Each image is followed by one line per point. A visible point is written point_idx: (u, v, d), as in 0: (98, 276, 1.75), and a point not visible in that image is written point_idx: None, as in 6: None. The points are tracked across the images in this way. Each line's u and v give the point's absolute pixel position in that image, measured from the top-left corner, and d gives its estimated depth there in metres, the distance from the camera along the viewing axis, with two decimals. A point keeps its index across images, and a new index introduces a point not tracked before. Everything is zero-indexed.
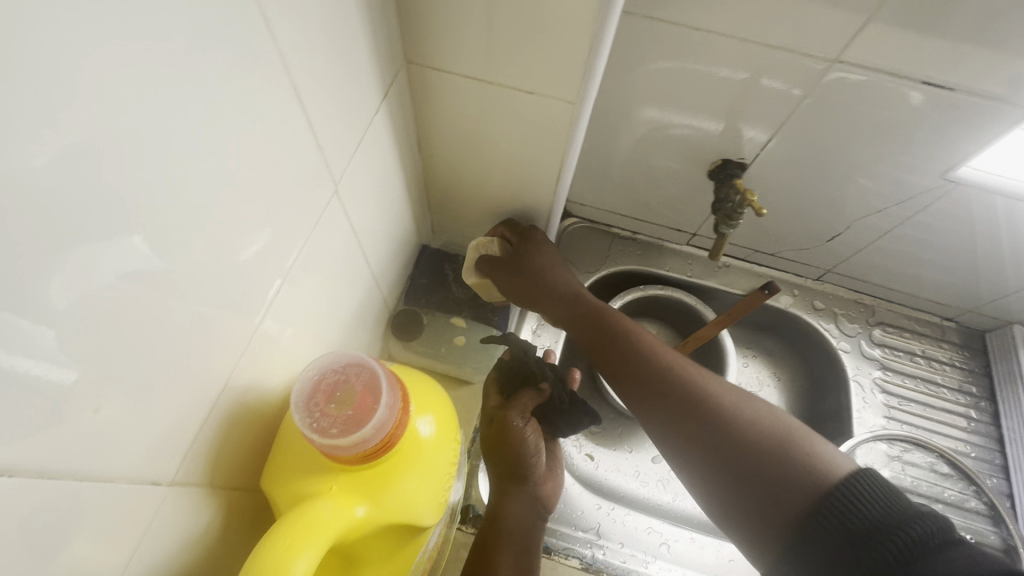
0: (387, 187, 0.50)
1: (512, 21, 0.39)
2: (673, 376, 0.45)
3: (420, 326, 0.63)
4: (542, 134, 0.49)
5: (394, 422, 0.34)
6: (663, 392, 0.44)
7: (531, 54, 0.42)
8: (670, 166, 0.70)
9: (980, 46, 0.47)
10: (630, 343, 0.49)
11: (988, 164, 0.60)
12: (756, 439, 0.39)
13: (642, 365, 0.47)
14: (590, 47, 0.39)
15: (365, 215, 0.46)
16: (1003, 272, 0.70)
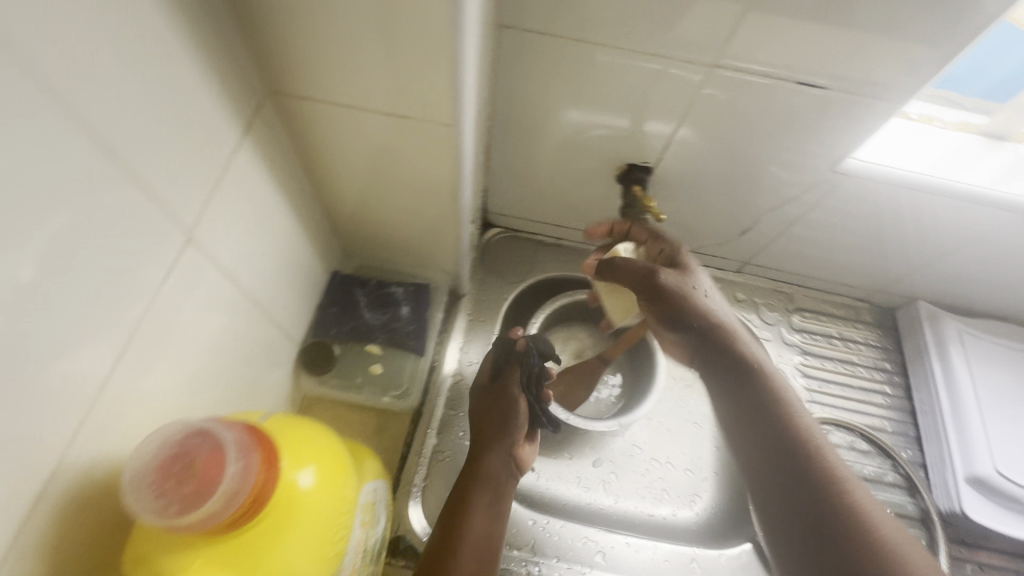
0: (272, 221, 0.48)
1: (367, 44, 0.38)
2: (806, 424, 0.51)
3: (332, 357, 0.60)
4: (429, 158, 0.48)
5: (250, 489, 0.32)
6: (805, 438, 0.50)
7: (394, 77, 0.40)
8: (580, 171, 0.71)
9: (838, 45, 0.50)
10: (775, 388, 0.53)
11: (870, 154, 0.63)
12: (843, 483, 0.47)
13: (784, 406, 0.52)
14: (453, 71, 0.39)
15: (245, 254, 0.44)
16: (899, 253, 0.74)
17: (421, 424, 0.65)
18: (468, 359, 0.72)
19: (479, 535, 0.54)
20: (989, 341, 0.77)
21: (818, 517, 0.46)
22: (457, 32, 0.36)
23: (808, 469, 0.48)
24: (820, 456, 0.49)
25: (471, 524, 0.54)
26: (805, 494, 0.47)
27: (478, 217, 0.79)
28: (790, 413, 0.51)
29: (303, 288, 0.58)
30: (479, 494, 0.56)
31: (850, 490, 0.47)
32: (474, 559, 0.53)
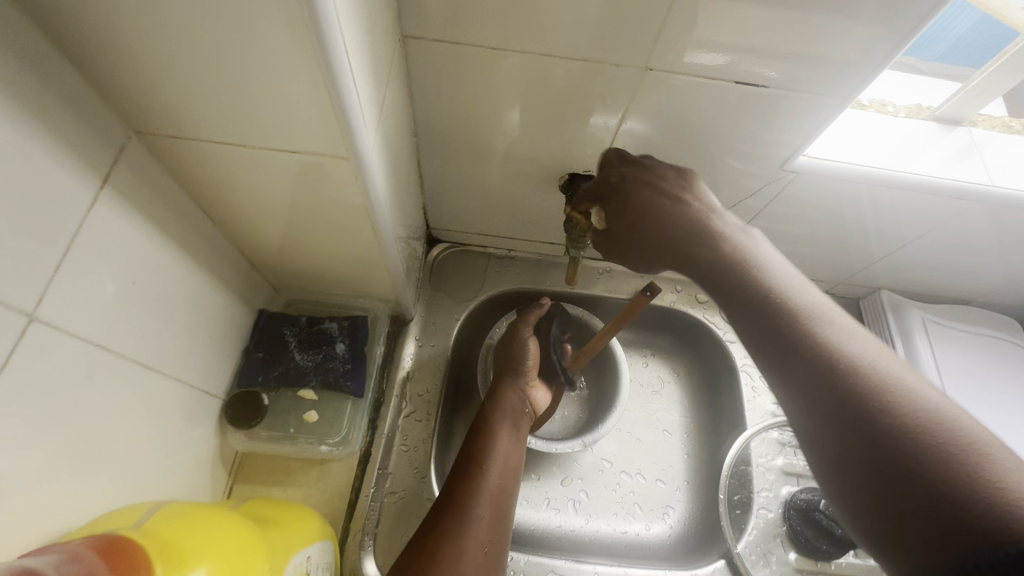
0: (162, 273, 0.43)
1: (229, 75, 0.32)
2: (836, 335, 0.34)
3: (260, 409, 0.55)
4: (336, 191, 0.43)
5: None
6: (829, 345, 0.33)
7: (271, 108, 0.35)
8: (522, 182, 0.67)
9: (779, 42, 0.47)
10: (786, 299, 0.38)
11: (821, 149, 0.60)
12: (889, 385, 0.31)
13: (798, 321, 0.36)
14: (336, 108, 0.34)
15: (126, 317, 0.39)
16: (858, 245, 0.71)
17: (370, 466, 0.62)
18: (418, 389, 0.69)
19: (504, 455, 0.58)
20: (952, 328, 0.76)
21: (847, 428, 0.30)
22: (332, 66, 0.31)
23: (824, 380, 0.32)
24: (835, 358, 0.32)
25: (495, 447, 0.59)
26: (847, 407, 0.30)
27: (421, 234, 0.74)
28: (801, 322, 0.36)
29: (218, 336, 0.53)
30: (500, 422, 0.62)
31: (909, 393, 0.30)
32: (500, 472, 0.57)
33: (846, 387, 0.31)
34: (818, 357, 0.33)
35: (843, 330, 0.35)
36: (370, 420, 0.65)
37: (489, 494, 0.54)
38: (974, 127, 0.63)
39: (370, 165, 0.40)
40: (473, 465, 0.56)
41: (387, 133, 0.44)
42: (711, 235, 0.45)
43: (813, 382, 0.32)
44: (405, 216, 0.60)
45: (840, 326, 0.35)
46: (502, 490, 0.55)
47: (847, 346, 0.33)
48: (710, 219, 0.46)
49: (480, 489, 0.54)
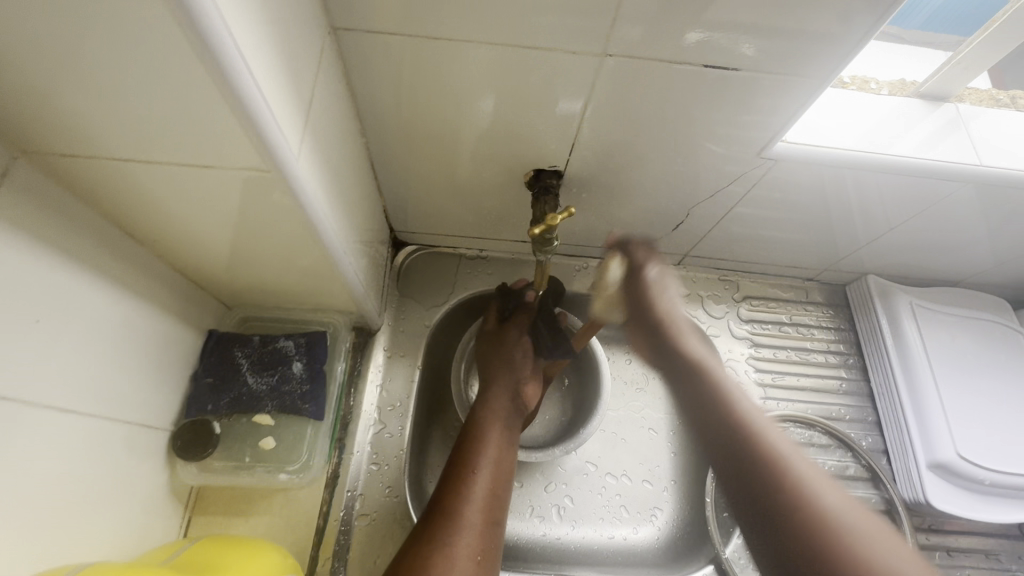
0: (65, 307, 0.38)
1: (106, 85, 0.28)
2: (777, 444, 0.47)
3: (211, 436, 0.52)
4: (264, 205, 0.39)
5: None
6: (774, 461, 0.45)
7: (166, 121, 0.30)
8: (484, 180, 0.62)
9: (746, 20, 0.43)
10: (739, 413, 0.50)
11: (799, 133, 0.56)
12: (743, 434, 0.48)
13: (740, 426, 0.49)
14: (237, 114, 0.29)
15: (17, 360, 0.35)
16: (843, 231, 0.68)
17: (338, 488, 0.59)
18: (389, 402, 0.65)
19: (495, 461, 0.54)
20: (942, 312, 0.73)
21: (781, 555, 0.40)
22: (219, 66, 0.26)
23: (747, 459, 0.46)
24: (800, 491, 0.42)
25: (484, 454, 0.54)
26: (756, 508, 0.43)
27: (384, 239, 0.70)
28: (749, 435, 0.47)
29: (155, 364, 0.49)
30: (491, 422, 0.58)
31: (819, 501, 0.41)
32: (492, 478, 0.53)
33: (802, 516, 0.40)
34: (755, 459, 0.45)
35: (779, 440, 0.47)
36: (337, 440, 0.61)
37: (481, 499, 0.51)
38: (961, 103, 0.59)
39: (296, 174, 0.36)
40: (462, 471, 0.52)
41: (318, 138, 0.40)
42: (675, 337, 0.58)
43: (767, 512, 0.42)
44: (358, 223, 0.56)
45: (776, 436, 0.48)
46: (495, 496, 0.52)
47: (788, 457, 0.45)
48: (683, 331, 0.59)
49: (471, 493, 0.50)
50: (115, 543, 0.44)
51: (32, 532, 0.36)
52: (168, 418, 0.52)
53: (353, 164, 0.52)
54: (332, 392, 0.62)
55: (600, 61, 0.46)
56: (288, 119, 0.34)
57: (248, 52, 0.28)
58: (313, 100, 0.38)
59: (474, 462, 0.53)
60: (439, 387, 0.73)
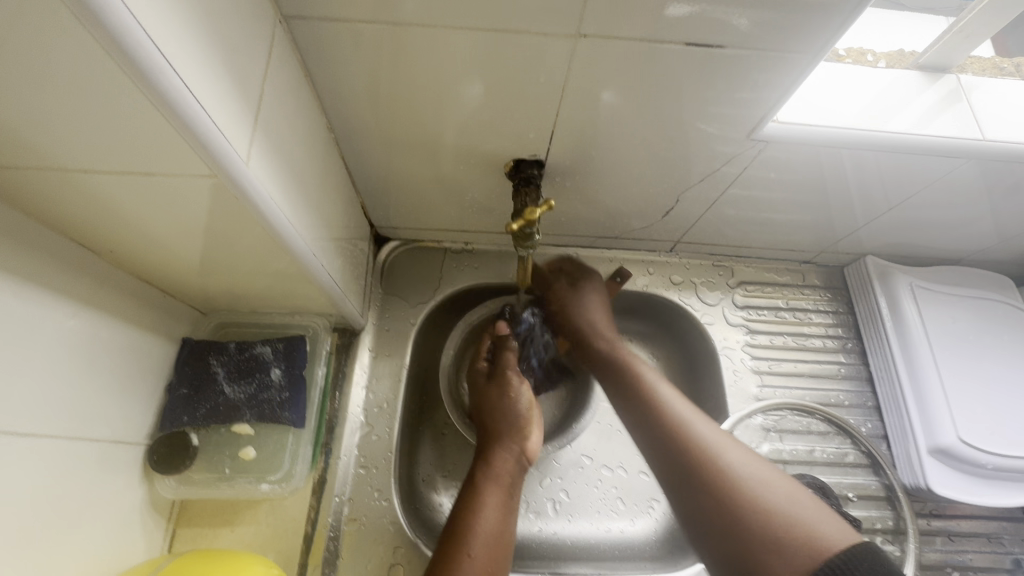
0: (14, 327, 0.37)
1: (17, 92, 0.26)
2: (682, 417, 0.50)
3: (189, 450, 0.51)
4: (219, 210, 0.37)
5: None
6: (682, 428, 0.49)
7: (94, 130, 0.28)
8: (463, 171, 0.60)
9: None
10: (652, 393, 0.54)
11: (790, 112, 0.53)
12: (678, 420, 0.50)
13: (657, 403, 0.52)
14: (163, 115, 0.27)
15: None
16: (840, 212, 0.66)
17: (325, 494, 0.57)
18: (375, 404, 0.64)
19: (500, 499, 0.50)
20: (943, 291, 0.71)
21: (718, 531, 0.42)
22: (133, 63, 0.24)
23: (664, 432, 0.49)
24: (704, 453, 0.46)
25: (489, 492, 0.50)
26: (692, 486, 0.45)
27: (363, 236, 0.68)
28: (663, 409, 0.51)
29: (123, 377, 0.47)
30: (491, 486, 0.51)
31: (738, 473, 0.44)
32: (498, 517, 0.49)
33: (701, 467, 0.45)
34: (670, 428, 0.49)
35: (686, 412, 0.51)
36: (322, 445, 0.60)
37: (487, 540, 0.46)
38: (963, 73, 0.56)
39: (244, 175, 0.34)
40: (467, 509, 0.48)
41: (270, 135, 0.38)
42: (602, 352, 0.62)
43: (677, 465, 0.47)
44: (330, 222, 0.53)
45: (685, 407, 0.52)
46: (500, 537, 0.47)
47: (693, 428, 0.49)
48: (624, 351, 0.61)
49: (476, 531, 0.46)
50: (92, 562, 0.43)
51: None
52: (142, 431, 0.50)
53: (318, 161, 0.49)
54: (314, 396, 0.60)
55: (573, 45, 0.44)
56: (228, 116, 0.31)
57: (167, 47, 0.26)
58: (261, 95, 0.36)
59: (479, 499, 0.49)
60: (427, 386, 0.72)
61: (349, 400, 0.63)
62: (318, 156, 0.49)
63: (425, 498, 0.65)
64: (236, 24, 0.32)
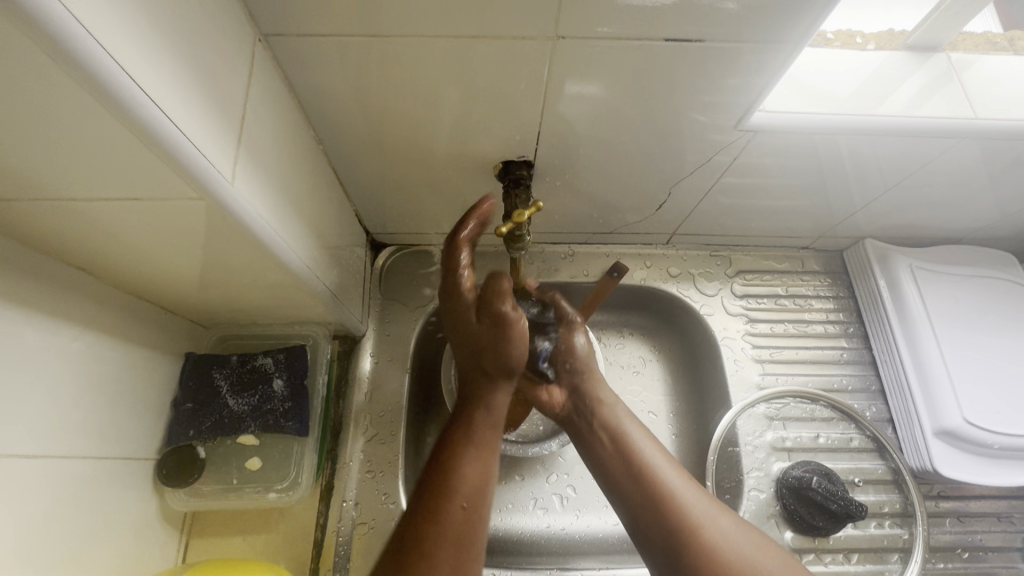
0: (18, 355, 0.38)
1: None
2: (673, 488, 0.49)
3: (196, 464, 0.52)
4: (216, 231, 0.38)
5: None
6: (667, 493, 0.49)
7: (77, 163, 0.29)
8: (453, 175, 0.60)
9: None
10: (640, 463, 0.52)
11: (778, 100, 0.53)
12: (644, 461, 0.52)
13: (646, 472, 0.51)
14: (143, 140, 0.27)
15: None
16: (836, 197, 0.65)
17: (334, 499, 0.58)
18: (378, 409, 0.64)
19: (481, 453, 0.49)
20: (942, 271, 0.70)
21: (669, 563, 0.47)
22: (107, 94, 0.24)
23: (655, 511, 0.48)
24: (694, 533, 0.46)
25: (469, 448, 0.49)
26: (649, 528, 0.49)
27: (359, 243, 0.68)
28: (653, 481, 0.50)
29: (128, 394, 0.48)
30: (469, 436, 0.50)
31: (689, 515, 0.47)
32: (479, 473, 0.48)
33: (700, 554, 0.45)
34: (659, 505, 0.48)
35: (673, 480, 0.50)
36: (327, 451, 0.60)
37: (469, 496, 0.46)
38: (953, 51, 0.55)
39: (230, 196, 0.34)
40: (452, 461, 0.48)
41: (256, 152, 0.38)
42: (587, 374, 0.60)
43: (669, 551, 0.47)
44: (323, 233, 0.54)
45: (673, 475, 0.50)
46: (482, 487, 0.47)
47: (684, 500, 0.48)
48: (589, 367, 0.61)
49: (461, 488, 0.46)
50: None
51: None
52: (150, 446, 0.51)
53: (307, 172, 0.50)
54: (319, 404, 0.61)
55: (552, 46, 0.44)
56: (210, 138, 0.32)
57: (145, 78, 0.27)
58: (243, 113, 0.36)
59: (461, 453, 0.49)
60: (430, 387, 0.72)
61: (353, 406, 0.64)
62: (306, 167, 0.50)
63: None
64: (214, 49, 0.33)
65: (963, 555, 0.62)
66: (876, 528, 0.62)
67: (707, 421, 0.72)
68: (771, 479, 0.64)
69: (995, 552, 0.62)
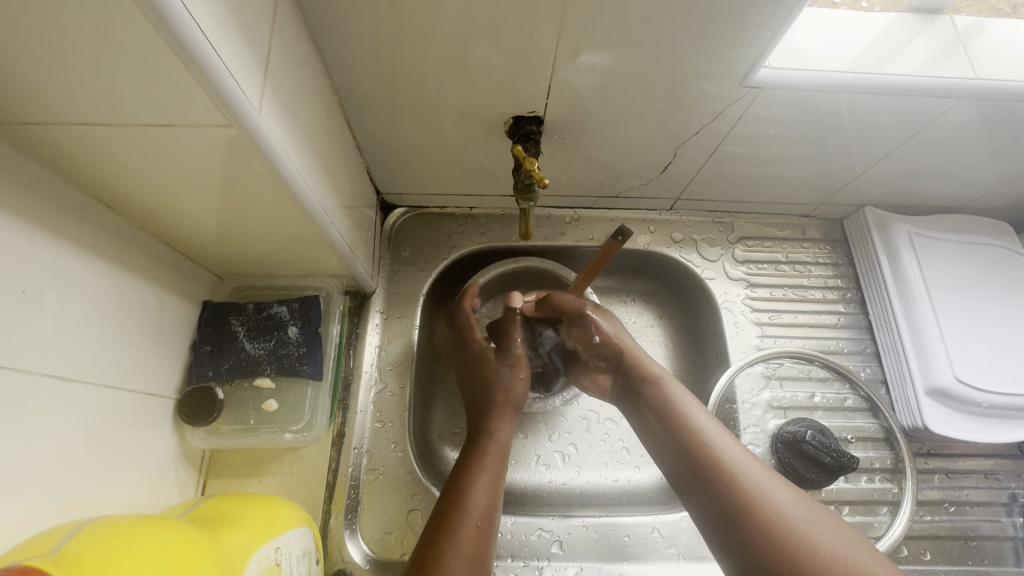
0: (49, 283, 0.39)
1: (43, 44, 0.28)
2: (753, 483, 0.47)
3: (215, 403, 0.54)
4: (240, 168, 0.39)
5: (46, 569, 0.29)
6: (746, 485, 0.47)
7: (117, 83, 0.31)
8: (463, 134, 0.61)
9: None
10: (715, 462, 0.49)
11: (784, 59, 0.54)
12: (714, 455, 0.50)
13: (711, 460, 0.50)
14: (182, 62, 0.29)
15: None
16: (838, 162, 0.66)
17: (345, 446, 0.61)
18: (387, 362, 0.67)
19: (490, 478, 0.53)
20: (939, 239, 0.72)
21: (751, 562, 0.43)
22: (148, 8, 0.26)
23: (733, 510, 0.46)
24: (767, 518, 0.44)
25: (478, 473, 0.53)
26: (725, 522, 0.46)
27: (370, 204, 0.70)
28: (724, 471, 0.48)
29: (150, 335, 0.50)
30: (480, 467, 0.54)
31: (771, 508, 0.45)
32: (487, 492, 0.52)
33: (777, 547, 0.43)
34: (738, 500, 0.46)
35: (755, 474, 0.48)
36: (340, 400, 0.63)
37: (479, 516, 0.49)
38: (956, 15, 0.56)
39: (258, 126, 0.36)
40: (458, 490, 0.51)
41: (278, 92, 0.39)
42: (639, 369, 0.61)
43: (743, 540, 0.44)
44: (338, 184, 0.55)
45: (746, 465, 0.49)
46: (489, 514, 0.50)
47: (760, 489, 0.46)
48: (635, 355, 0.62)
49: (467, 509, 0.49)
50: (133, 504, 0.47)
51: (46, 497, 0.38)
52: (172, 386, 0.54)
53: (325, 123, 0.51)
54: (332, 354, 0.63)
55: None
56: (236, 70, 0.33)
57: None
58: (268, 51, 0.37)
59: (471, 479, 0.52)
60: (437, 346, 0.74)
61: (364, 359, 0.66)
62: (323, 117, 0.51)
63: (438, 450, 0.68)
64: None
65: (949, 508, 0.64)
66: (867, 482, 0.64)
67: (706, 382, 0.74)
68: (767, 435, 0.66)
69: (979, 506, 0.65)
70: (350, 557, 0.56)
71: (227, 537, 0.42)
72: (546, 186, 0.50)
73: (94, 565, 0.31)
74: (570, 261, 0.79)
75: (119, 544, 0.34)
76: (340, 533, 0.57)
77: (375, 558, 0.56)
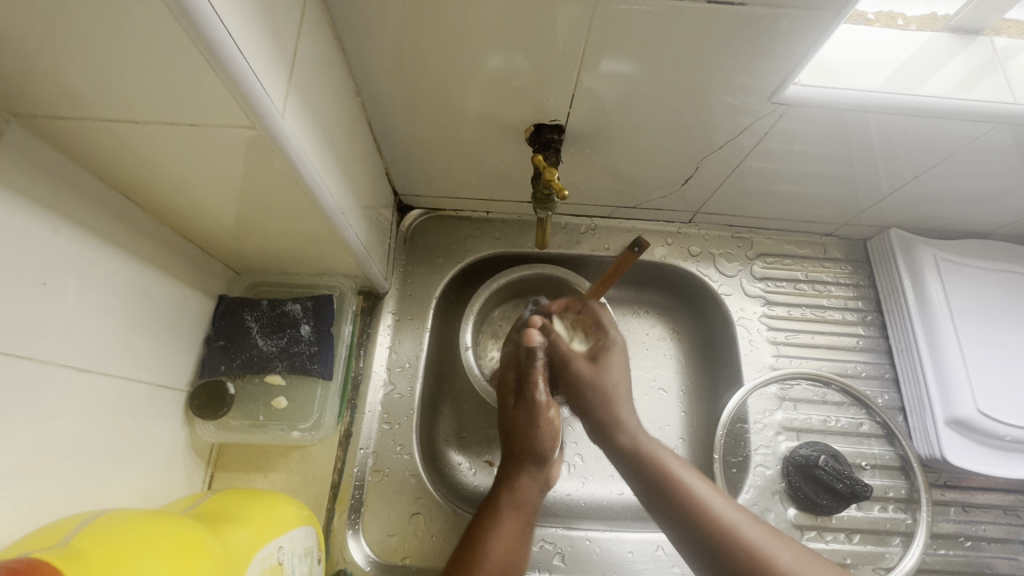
0: (67, 272, 0.40)
1: (72, 44, 0.28)
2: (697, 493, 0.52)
3: (224, 399, 0.54)
4: (262, 168, 0.39)
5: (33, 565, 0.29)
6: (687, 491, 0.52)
7: (143, 82, 0.31)
8: (484, 139, 0.61)
9: None
10: (652, 455, 0.56)
11: (814, 75, 0.52)
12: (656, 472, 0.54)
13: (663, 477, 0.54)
14: (208, 62, 0.29)
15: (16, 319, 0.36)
16: (865, 182, 0.65)
17: (352, 446, 0.61)
18: (397, 363, 0.67)
19: (515, 529, 0.55)
20: (966, 264, 0.70)
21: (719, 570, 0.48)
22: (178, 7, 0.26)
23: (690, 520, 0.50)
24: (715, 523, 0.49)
25: (506, 522, 0.55)
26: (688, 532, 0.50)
27: (387, 205, 0.70)
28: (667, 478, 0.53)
29: (165, 327, 0.51)
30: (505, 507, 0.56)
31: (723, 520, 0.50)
32: (510, 540, 0.54)
33: None
34: (688, 510, 0.51)
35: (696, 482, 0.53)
36: (348, 400, 0.63)
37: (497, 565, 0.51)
38: (996, 37, 0.54)
39: (279, 128, 0.36)
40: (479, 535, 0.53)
41: (302, 92, 0.39)
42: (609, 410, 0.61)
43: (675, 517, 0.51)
44: (357, 186, 0.55)
45: (687, 474, 0.54)
46: (511, 559, 0.53)
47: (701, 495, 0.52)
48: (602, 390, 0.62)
49: (487, 557, 0.51)
50: (142, 493, 0.47)
51: (58, 485, 0.39)
52: (185, 378, 0.54)
53: (346, 124, 0.51)
54: (342, 354, 0.63)
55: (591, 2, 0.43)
56: (261, 68, 0.33)
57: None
58: (294, 53, 0.38)
59: (496, 527, 0.54)
60: (448, 349, 0.74)
61: (374, 360, 0.66)
62: (346, 118, 0.51)
63: (443, 455, 0.68)
64: None
65: (965, 543, 0.63)
66: (879, 511, 0.62)
67: (718, 399, 0.73)
68: (778, 457, 0.65)
69: (996, 543, 0.63)
70: (352, 557, 0.56)
71: (229, 536, 0.42)
72: (565, 197, 0.50)
73: (96, 559, 0.31)
74: (584, 270, 0.78)
75: (124, 538, 0.34)
76: (342, 533, 0.57)
77: (376, 560, 0.56)
